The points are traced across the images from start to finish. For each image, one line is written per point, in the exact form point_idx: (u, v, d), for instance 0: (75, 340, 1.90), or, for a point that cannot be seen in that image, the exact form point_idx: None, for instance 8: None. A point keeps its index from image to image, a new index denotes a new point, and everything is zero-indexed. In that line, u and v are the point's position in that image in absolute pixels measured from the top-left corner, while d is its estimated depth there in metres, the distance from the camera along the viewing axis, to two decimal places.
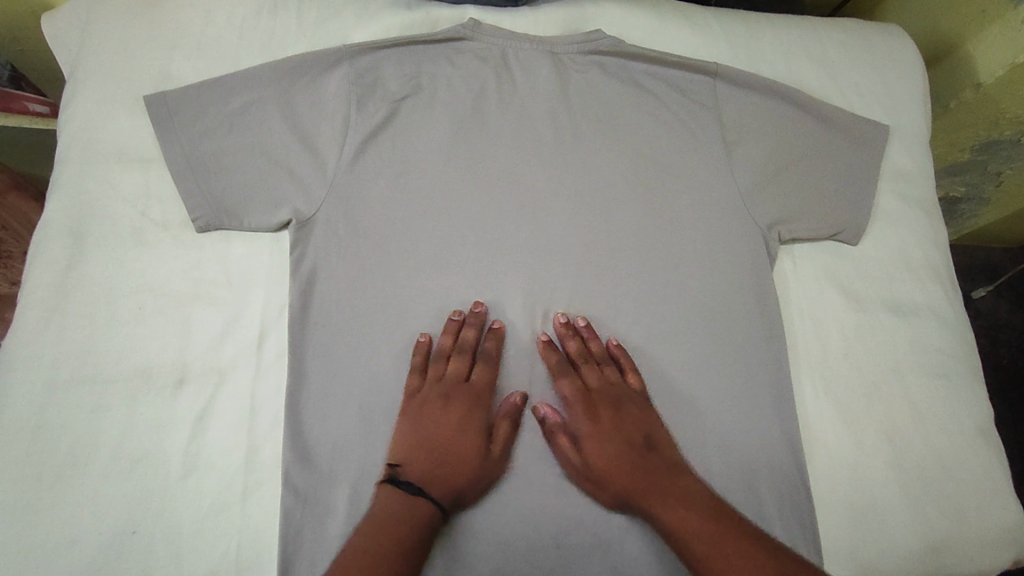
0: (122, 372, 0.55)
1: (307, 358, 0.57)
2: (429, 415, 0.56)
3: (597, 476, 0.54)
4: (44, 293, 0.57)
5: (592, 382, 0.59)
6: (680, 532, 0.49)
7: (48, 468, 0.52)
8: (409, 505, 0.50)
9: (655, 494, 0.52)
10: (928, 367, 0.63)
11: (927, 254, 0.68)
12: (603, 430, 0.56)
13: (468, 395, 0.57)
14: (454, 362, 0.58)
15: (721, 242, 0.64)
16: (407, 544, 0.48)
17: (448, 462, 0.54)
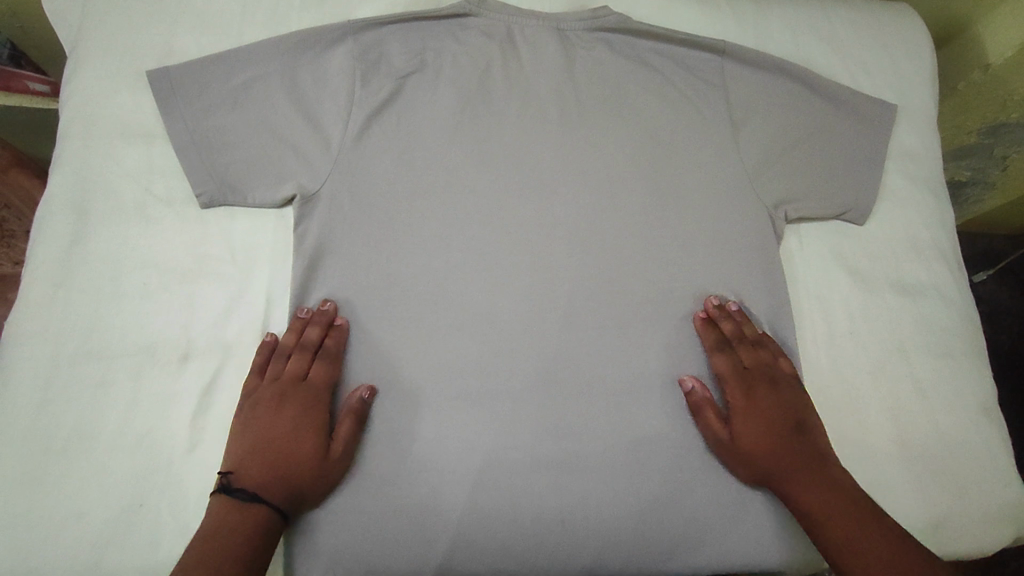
0: (127, 346, 0.55)
1: None
2: (267, 419, 0.53)
3: (741, 451, 0.56)
4: (48, 268, 0.57)
5: (748, 361, 0.59)
6: (825, 514, 0.50)
7: (55, 441, 0.52)
8: (240, 510, 0.48)
9: (801, 476, 0.53)
10: (933, 347, 0.63)
11: (934, 234, 0.67)
12: (755, 407, 0.57)
13: (307, 396, 0.55)
14: (292, 361, 0.55)
15: (727, 220, 0.64)
16: (236, 554, 0.46)
17: (281, 466, 0.51)
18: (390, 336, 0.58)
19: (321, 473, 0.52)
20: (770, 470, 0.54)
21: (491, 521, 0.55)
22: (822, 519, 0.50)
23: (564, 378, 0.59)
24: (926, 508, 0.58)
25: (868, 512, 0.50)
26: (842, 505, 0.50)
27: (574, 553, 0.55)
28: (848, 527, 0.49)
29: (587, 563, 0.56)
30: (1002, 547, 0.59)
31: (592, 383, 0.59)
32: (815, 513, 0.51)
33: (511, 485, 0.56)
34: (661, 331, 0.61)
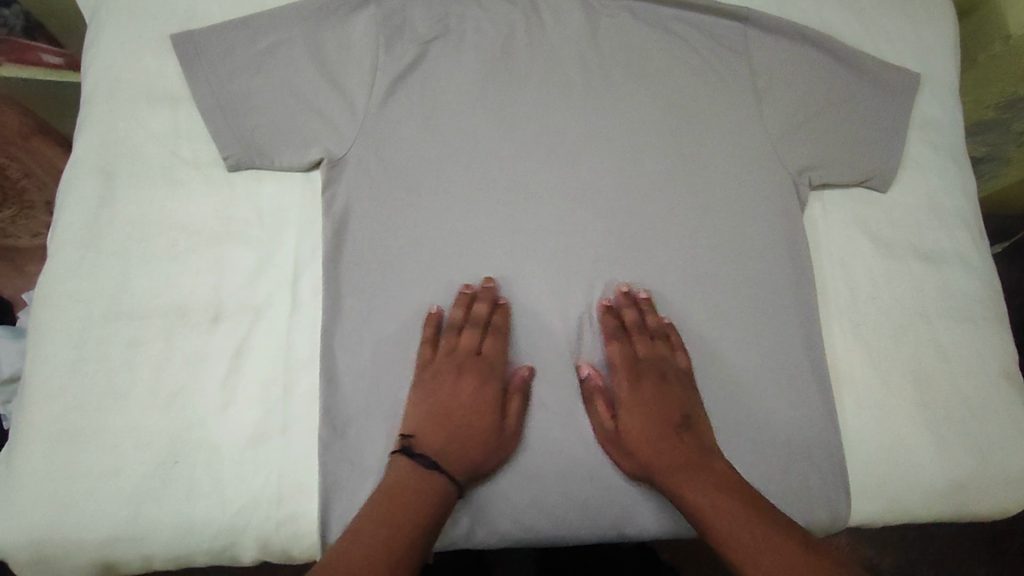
0: (158, 307, 0.56)
1: (343, 296, 0.58)
2: (442, 390, 0.55)
3: (625, 443, 0.55)
4: (77, 230, 0.57)
5: (639, 352, 0.58)
6: (710, 508, 0.51)
7: (90, 399, 0.53)
8: (427, 474, 0.51)
9: (684, 472, 0.53)
10: (955, 312, 0.64)
11: (956, 201, 0.68)
12: (641, 398, 0.56)
13: (483, 372, 0.56)
14: (466, 335, 0.57)
15: (751, 187, 0.64)
16: (417, 520, 0.48)
17: (456, 436, 0.53)
18: (419, 298, 0.59)
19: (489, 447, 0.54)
20: (654, 463, 0.54)
21: (522, 477, 0.56)
22: (710, 513, 0.51)
23: (590, 341, 0.59)
24: (949, 469, 0.59)
25: (755, 509, 0.50)
26: (733, 501, 0.51)
27: (602, 510, 0.56)
28: (732, 523, 0.50)
29: (615, 521, 0.56)
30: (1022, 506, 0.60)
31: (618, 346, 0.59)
32: (704, 507, 0.51)
33: (540, 446, 0.56)
34: (686, 295, 0.61)
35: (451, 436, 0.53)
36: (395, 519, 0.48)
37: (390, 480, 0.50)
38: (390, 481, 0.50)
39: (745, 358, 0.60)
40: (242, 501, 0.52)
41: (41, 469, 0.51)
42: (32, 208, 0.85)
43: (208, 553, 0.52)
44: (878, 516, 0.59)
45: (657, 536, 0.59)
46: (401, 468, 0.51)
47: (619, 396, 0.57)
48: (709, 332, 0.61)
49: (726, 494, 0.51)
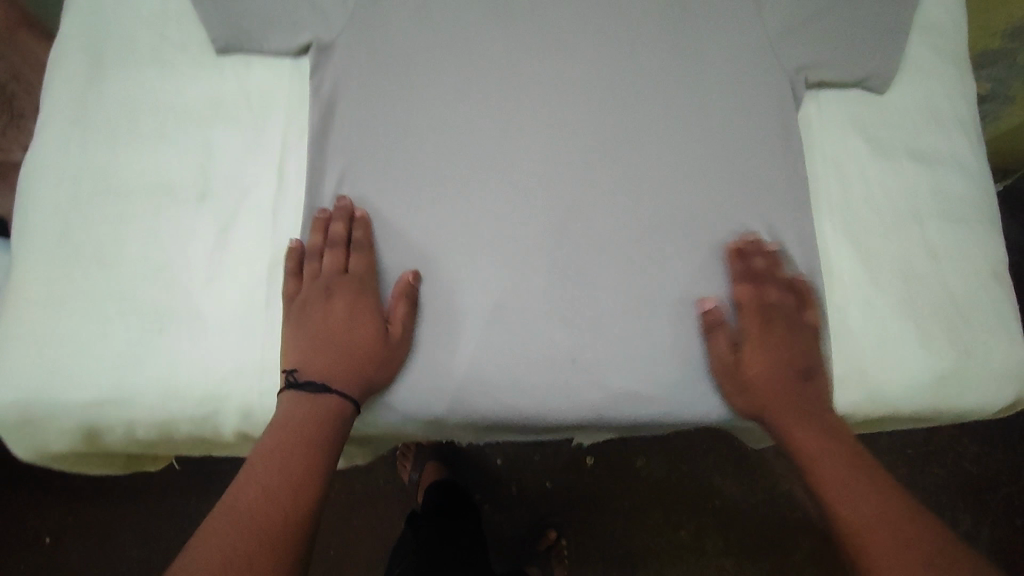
0: (143, 184, 0.55)
1: (330, 181, 0.57)
2: (317, 316, 0.54)
3: (741, 382, 0.57)
4: (65, 106, 0.56)
5: (772, 298, 0.58)
6: (815, 464, 0.54)
7: (76, 269, 0.53)
8: (318, 413, 0.51)
9: (792, 421, 0.56)
10: (947, 214, 0.63)
11: (955, 106, 0.67)
12: (770, 343, 0.57)
13: (355, 289, 0.55)
14: (327, 257, 0.55)
15: (746, 86, 0.63)
16: (307, 440, 0.50)
17: (349, 358, 0.53)
18: (406, 186, 0.58)
19: (386, 357, 0.54)
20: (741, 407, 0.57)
21: (502, 361, 0.55)
22: (817, 468, 0.54)
23: (578, 231, 0.59)
24: (933, 363, 0.59)
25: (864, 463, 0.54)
26: (832, 452, 0.55)
27: (584, 394, 0.56)
28: (853, 482, 0.53)
29: (596, 406, 0.57)
30: (1004, 403, 0.61)
31: (605, 235, 0.59)
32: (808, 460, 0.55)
33: (524, 331, 0.56)
34: (678, 189, 0.61)
35: (339, 357, 0.53)
36: (299, 482, 0.48)
37: (278, 438, 0.49)
38: (280, 440, 0.49)
39: (731, 254, 0.60)
40: (228, 371, 0.53)
41: (29, 334, 0.52)
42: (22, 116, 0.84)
43: (191, 421, 0.53)
44: (862, 409, 0.59)
45: (640, 425, 0.59)
46: (285, 419, 0.50)
47: (749, 348, 0.57)
48: (698, 226, 0.60)
49: (847, 453, 0.55)
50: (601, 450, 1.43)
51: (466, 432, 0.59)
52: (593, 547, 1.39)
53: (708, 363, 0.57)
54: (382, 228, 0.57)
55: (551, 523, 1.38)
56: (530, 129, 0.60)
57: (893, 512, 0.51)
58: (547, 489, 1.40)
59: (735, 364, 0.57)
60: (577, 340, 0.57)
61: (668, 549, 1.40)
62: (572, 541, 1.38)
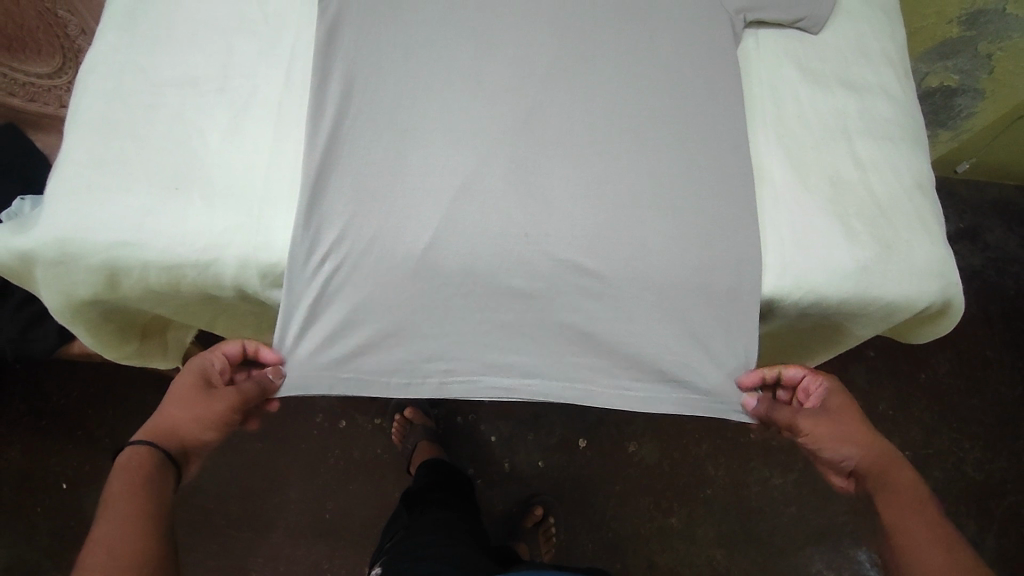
0: (175, 77, 0.67)
1: (328, 77, 0.67)
2: (168, 404, 0.65)
3: (837, 440, 0.68)
4: (121, 20, 0.69)
5: (837, 397, 0.70)
6: (897, 516, 0.63)
7: (114, 139, 0.64)
8: (150, 465, 0.62)
9: (882, 483, 0.66)
10: (874, 132, 0.71)
11: (884, 46, 0.75)
12: (856, 420, 0.69)
13: (203, 369, 0.67)
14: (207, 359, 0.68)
15: (693, 18, 0.72)
16: (147, 476, 0.61)
17: (170, 424, 0.64)
18: (389, 88, 0.67)
19: (207, 423, 0.65)
20: (852, 457, 0.68)
21: (465, 230, 0.64)
22: (897, 515, 0.63)
23: (535, 130, 0.67)
24: (858, 255, 0.65)
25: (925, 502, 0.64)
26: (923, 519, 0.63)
27: (535, 263, 0.64)
28: (924, 526, 0.62)
29: (545, 272, 0.64)
30: (928, 299, 0.67)
31: (561, 134, 0.67)
32: (892, 508, 0.64)
33: (486, 207, 0.64)
34: (629, 99, 0.69)
35: (174, 423, 0.64)
36: (148, 540, 0.56)
37: (117, 504, 0.58)
38: (123, 507, 0.57)
39: (674, 153, 0.67)
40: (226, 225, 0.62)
41: (70, 187, 0.62)
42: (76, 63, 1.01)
43: (195, 266, 0.62)
44: (792, 295, 0.65)
45: (584, 300, 0.66)
46: (122, 487, 0.59)
47: (829, 407, 0.69)
48: (645, 130, 0.68)
49: (921, 519, 0.63)
50: (593, 433, 1.39)
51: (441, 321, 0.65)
52: (583, 526, 1.33)
53: (814, 422, 0.68)
54: (369, 121, 0.66)
55: (540, 499, 1.33)
56: (501, 44, 0.70)
57: (955, 552, 0.59)
58: (539, 468, 1.36)
59: (829, 421, 0.68)
60: (530, 214, 0.64)
61: (657, 534, 1.34)
62: (562, 519, 1.34)
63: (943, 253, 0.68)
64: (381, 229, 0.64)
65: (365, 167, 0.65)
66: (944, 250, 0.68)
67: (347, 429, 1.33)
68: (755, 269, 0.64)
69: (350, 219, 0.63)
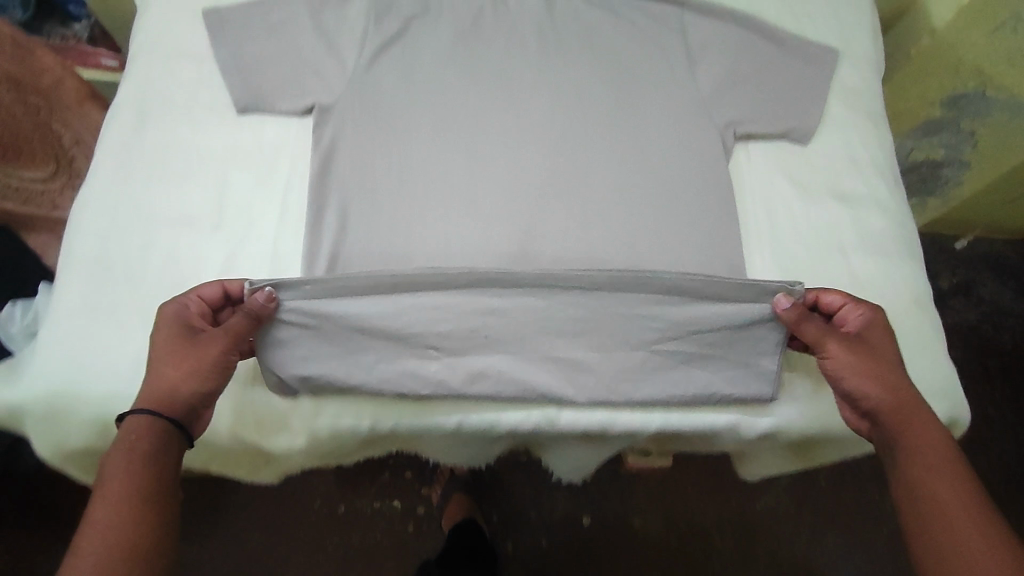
0: (169, 215, 0.67)
1: (324, 213, 0.67)
2: (152, 366, 0.57)
3: (863, 374, 0.60)
4: (113, 154, 0.69)
5: (869, 328, 0.62)
6: (915, 481, 0.56)
7: (106, 284, 0.63)
8: (149, 438, 0.54)
9: (907, 432, 0.59)
10: (868, 245, 0.71)
11: (873, 154, 0.76)
12: (888, 363, 0.61)
13: (176, 314, 0.59)
14: (193, 304, 0.60)
15: (684, 135, 0.73)
16: (151, 453, 0.54)
17: (163, 392, 0.56)
18: (384, 217, 0.68)
19: (206, 374, 0.57)
20: (879, 396, 0.60)
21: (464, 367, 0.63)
22: (922, 478, 0.56)
23: (530, 254, 0.68)
24: None
25: (956, 467, 0.56)
26: (949, 491, 0.55)
27: (540, 397, 0.64)
28: (945, 495, 0.55)
29: (546, 408, 0.65)
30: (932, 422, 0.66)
31: (558, 258, 0.68)
32: (914, 465, 0.57)
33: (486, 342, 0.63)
34: (624, 217, 0.70)
35: (164, 386, 0.56)
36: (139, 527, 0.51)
37: (113, 490, 0.51)
38: (122, 490, 0.52)
39: (671, 275, 0.67)
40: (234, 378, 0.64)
41: (61, 336, 0.61)
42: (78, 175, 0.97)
43: None
44: (790, 421, 0.66)
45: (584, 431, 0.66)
46: (118, 467, 0.52)
47: (863, 339, 0.62)
48: (643, 251, 0.68)
49: (946, 484, 0.55)
50: (598, 511, 1.27)
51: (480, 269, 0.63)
52: None
53: (844, 350, 0.61)
54: (365, 256, 0.66)
55: None
56: (496, 166, 0.71)
57: (980, 528, 0.53)
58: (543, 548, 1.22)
59: (860, 352, 0.61)
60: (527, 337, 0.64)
61: None
62: None
63: (947, 376, 0.68)
64: (381, 361, 0.64)
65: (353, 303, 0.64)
66: (946, 371, 0.68)
67: (345, 514, 1.22)
68: (760, 393, 0.65)
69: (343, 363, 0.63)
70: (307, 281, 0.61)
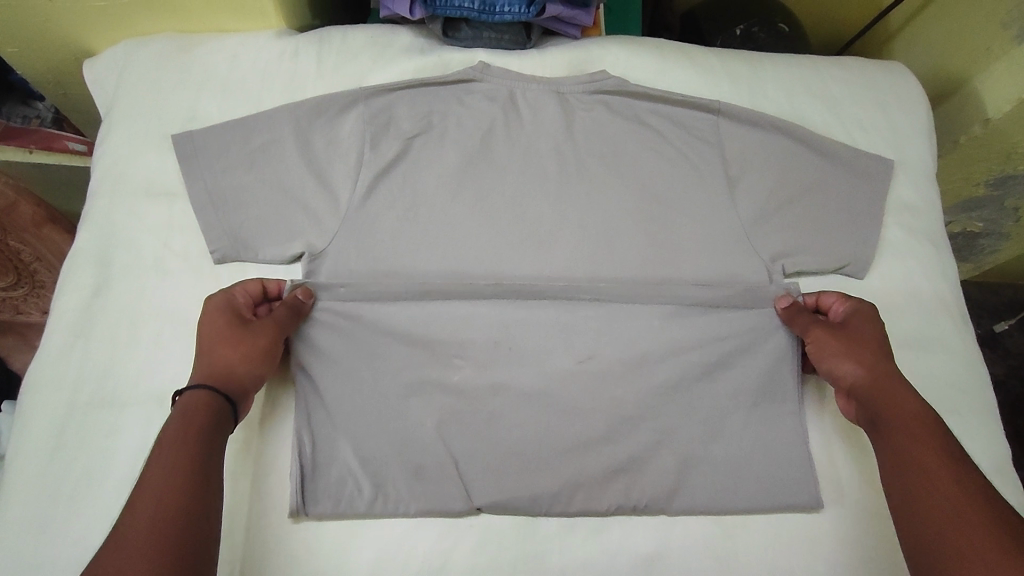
0: (137, 394, 0.58)
1: (328, 381, 0.59)
2: (202, 347, 0.55)
3: (838, 354, 0.57)
4: (71, 318, 0.60)
5: (856, 311, 0.60)
6: (895, 454, 0.50)
7: (64, 488, 0.54)
8: (206, 410, 0.50)
9: (889, 407, 0.53)
10: (940, 399, 0.64)
11: (936, 286, 0.68)
12: (873, 346, 0.57)
13: (223, 300, 0.57)
14: (240, 293, 0.58)
15: (722, 276, 0.65)
16: (203, 425, 0.49)
17: (216, 368, 0.53)
18: (389, 383, 0.60)
19: (259, 354, 0.55)
20: (856, 375, 0.56)
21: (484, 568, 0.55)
22: (906, 454, 0.50)
23: (555, 421, 0.59)
24: None
25: (938, 434, 0.50)
26: (936, 465, 0.48)
27: None
28: (922, 461, 0.48)
29: None
30: None
31: (589, 430, 0.59)
32: (897, 441, 0.51)
33: (509, 542, 0.56)
34: (661, 379, 0.61)
35: (217, 364, 0.53)
36: (192, 493, 0.44)
37: (169, 451, 0.46)
38: (181, 450, 0.46)
39: (718, 448, 0.60)
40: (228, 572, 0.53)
41: (11, 558, 0.52)
42: (44, 287, 0.87)
43: None
44: None
45: None
46: (173, 432, 0.47)
47: (844, 323, 0.59)
48: (686, 419, 0.60)
49: (937, 458, 0.48)
50: None
51: (501, 408, 0.59)
52: None
53: (825, 331, 0.58)
54: (373, 424, 0.58)
55: None
56: (511, 316, 0.63)
57: (976, 506, 0.45)
58: None
59: (839, 333, 0.58)
60: (561, 527, 0.57)
61: None
62: None
63: None
64: (393, 553, 0.55)
65: (367, 438, 0.58)
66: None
67: None
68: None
69: (372, 490, 0.56)
70: (341, 312, 0.61)
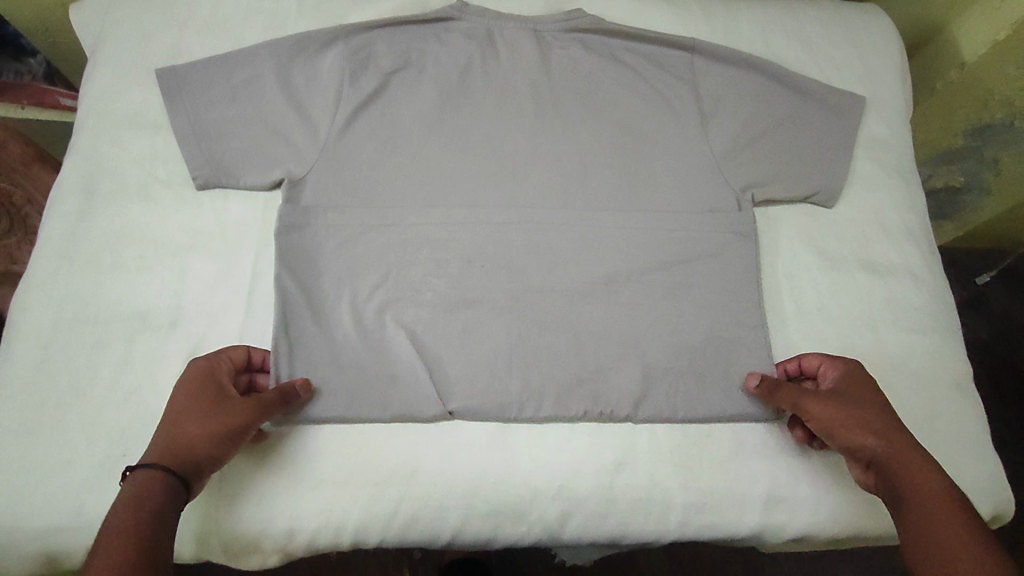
0: (121, 311, 0.60)
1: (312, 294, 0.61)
2: (169, 420, 0.51)
3: (844, 423, 0.54)
4: (57, 241, 0.62)
5: (859, 379, 0.57)
6: (905, 513, 0.49)
7: (51, 396, 0.56)
8: (152, 493, 0.46)
9: (897, 473, 0.51)
10: (904, 322, 0.65)
11: (904, 216, 0.70)
12: (881, 417, 0.54)
13: (201, 371, 0.54)
14: (222, 363, 0.56)
15: (692, 204, 0.66)
16: (155, 499, 0.46)
17: (176, 446, 0.49)
18: (368, 302, 0.61)
19: (225, 433, 0.51)
20: (865, 444, 0.52)
21: (453, 471, 0.57)
22: (917, 511, 0.48)
23: (528, 340, 0.61)
24: None
25: (954, 507, 0.47)
26: (951, 524, 0.46)
27: (543, 503, 0.57)
28: (931, 512, 0.47)
29: (553, 520, 0.57)
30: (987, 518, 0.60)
31: (560, 349, 0.61)
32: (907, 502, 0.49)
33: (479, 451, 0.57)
34: (630, 302, 0.63)
35: (177, 441, 0.50)
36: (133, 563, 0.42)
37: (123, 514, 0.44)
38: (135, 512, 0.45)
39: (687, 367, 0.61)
40: None
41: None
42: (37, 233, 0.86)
43: None
44: (833, 534, 0.59)
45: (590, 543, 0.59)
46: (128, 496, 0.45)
47: (846, 391, 0.56)
48: (655, 338, 0.62)
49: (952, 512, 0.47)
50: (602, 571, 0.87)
51: (475, 328, 0.61)
52: None
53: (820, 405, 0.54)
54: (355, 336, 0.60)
55: None
56: (485, 239, 0.64)
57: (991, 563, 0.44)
58: None
59: (840, 402, 0.55)
60: (529, 434, 0.58)
61: None
62: None
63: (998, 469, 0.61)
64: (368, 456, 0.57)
65: (345, 343, 0.60)
66: (993, 470, 0.61)
67: None
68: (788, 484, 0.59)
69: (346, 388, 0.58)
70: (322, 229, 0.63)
